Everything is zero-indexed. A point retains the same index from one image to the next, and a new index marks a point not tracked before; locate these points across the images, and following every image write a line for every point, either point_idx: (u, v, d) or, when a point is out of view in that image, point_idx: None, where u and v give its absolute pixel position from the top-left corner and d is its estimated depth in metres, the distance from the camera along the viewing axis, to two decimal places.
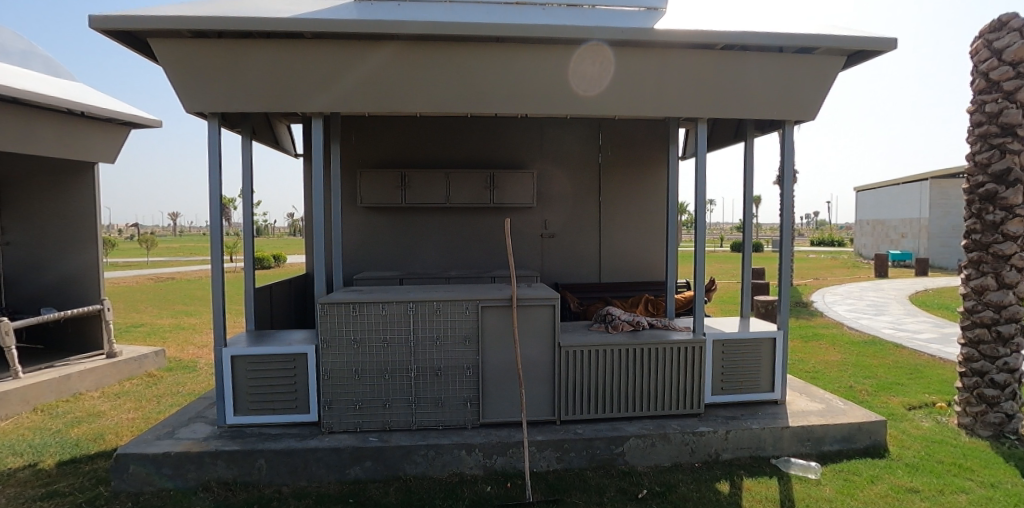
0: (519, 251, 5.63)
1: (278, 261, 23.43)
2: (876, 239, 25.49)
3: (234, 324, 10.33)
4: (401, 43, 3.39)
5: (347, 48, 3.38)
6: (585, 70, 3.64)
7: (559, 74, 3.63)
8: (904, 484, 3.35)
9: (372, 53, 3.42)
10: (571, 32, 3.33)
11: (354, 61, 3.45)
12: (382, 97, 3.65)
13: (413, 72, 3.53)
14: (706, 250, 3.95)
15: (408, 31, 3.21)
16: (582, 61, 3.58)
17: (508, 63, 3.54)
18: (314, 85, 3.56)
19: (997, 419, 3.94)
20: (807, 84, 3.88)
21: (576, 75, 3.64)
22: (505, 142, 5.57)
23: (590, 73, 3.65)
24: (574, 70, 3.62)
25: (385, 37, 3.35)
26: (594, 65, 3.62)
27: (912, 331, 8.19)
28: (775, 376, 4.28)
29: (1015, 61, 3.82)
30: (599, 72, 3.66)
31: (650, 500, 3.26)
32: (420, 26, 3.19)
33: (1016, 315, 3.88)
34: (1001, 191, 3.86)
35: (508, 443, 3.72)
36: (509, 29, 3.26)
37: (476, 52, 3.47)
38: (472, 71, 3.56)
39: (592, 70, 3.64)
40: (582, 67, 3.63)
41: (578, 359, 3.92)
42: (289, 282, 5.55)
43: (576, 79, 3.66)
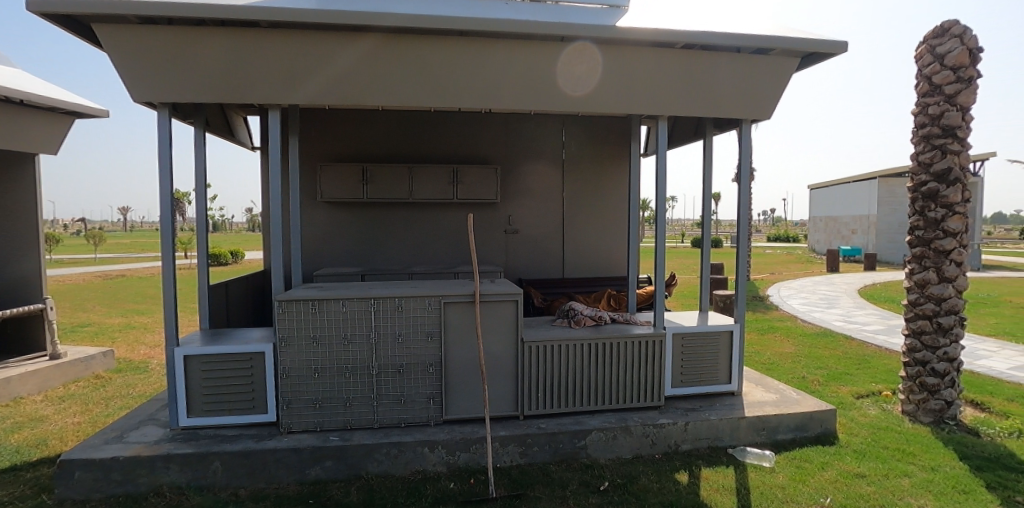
0: (483, 248, 5.60)
1: (236, 259, 22.75)
2: (827, 236, 26.56)
3: (188, 323, 9.93)
4: (379, 36, 3.35)
5: (320, 39, 3.31)
6: (573, 71, 3.69)
7: (533, 70, 3.64)
8: (852, 470, 3.60)
9: (348, 44, 3.35)
10: (541, 28, 3.34)
11: (316, 52, 3.36)
12: (349, 92, 3.58)
13: (385, 66, 3.48)
14: (666, 245, 3.96)
15: (388, 22, 3.17)
16: (570, 61, 3.63)
17: (471, 58, 3.52)
18: (280, 78, 3.47)
19: (938, 406, 4.12)
20: (765, 84, 3.98)
21: (564, 75, 3.69)
22: (470, 137, 5.53)
23: (577, 72, 3.70)
24: (562, 70, 3.66)
25: (364, 29, 3.30)
26: (581, 64, 3.66)
27: (861, 323, 8.56)
28: (732, 368, 4.37)
29: (956, 66, 3.96)
30: (587, 70, 3.70)
31: (612, 492, 3.39)
32: (400, 17, 3.14)
33: (955, 307, 4.05)
34: (942, 190, 4.02)
35: (472, 440, 3.74)
36: (488, 24, 3.25)
37: (438, 45, 3.42)
38: (435, 65, 3.51)
39: (580, 68, 3.68)
40: (569, 67, 3.67)
41: (540, 355, 3.93)
42: (246, 279, 5.36)
43: (563, 78, 3.70)
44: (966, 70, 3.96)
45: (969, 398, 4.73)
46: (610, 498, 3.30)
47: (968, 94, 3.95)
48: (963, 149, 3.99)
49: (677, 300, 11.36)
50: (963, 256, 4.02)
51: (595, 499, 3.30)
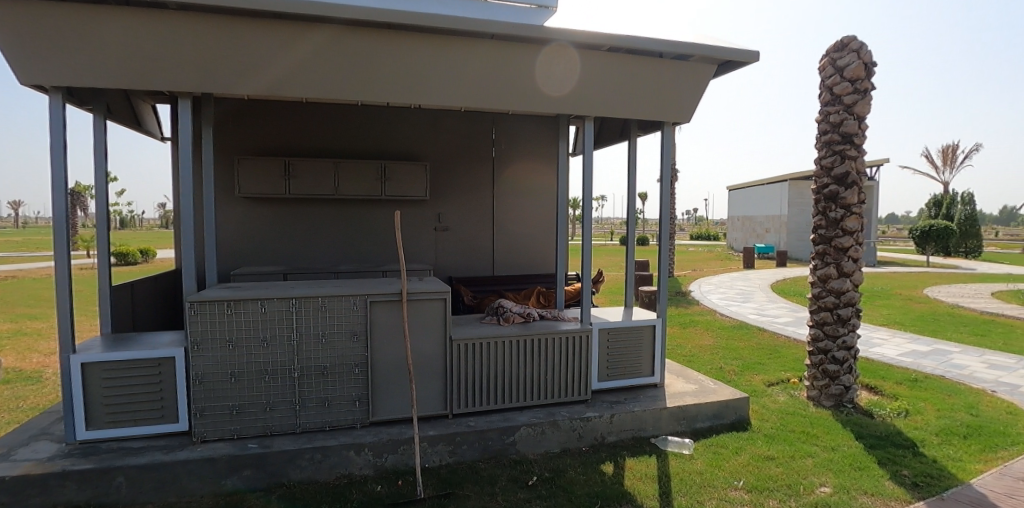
0: (412, 245, 5.51)
1: (148, 258, 21.17)
2: (744, 234, 28.32)
3: (87, 327, 9.10)
4: (335, 28, 3.26)
5: (271, 28, 3.17)
6: (552, 70, 3.83)
7: (473, 68, 3.67)
8: (763, 453, 3.87)
9: (306, 34, 3.24)
10: (477, 26, 3.34)
11: (242, 39, 3.19)
12: (275, 81, 3.45)
13: (339, 60, 3.41)
14: (592, 243, 4.13)
15: (336, 13, 3.08)
16: (548, 63, 3.77)
17: (399, 52, 3.45)
18: (217, 65, 3.29)
19: (838, 390, 4.48)
20: (683, 88, 4.20)
21: (543, 75, 3.83)
22: (401, 132, 5.44)
23: (555, 74, 3.85)
24: (541, 71, 3.80)
25: (321, 19, 3.20)
26: (559, 66, 3.81)
27: (772, 315, 9.17)
28: (654, 362, 4.55)
29: (854, 78, 4.29)
30: (565, 72, 3.87)
31: (540, 486, 3.44)
32: (349, 9, 3.07)
33: (852, 300, 4.41)
34: (842, 192, 4.35)
35: (399, 441, 3.69)
36: (437, 21, 3.24)
37: (365, 37, 3.32)
38: (362, 57, 3.42)
39: (558, 70, 3.84)
40: (549, 68, 3.82)
41: (468, 353, 3.95)
42: (154, 280, 4.99)
43: (542, 79, 3.84)
44: (862, 82, 4.30)
45: (864, 383, 5.22)
46: (538, 492, 3.34)
47: (864, 104, 4.29)
48: (859, 155, 4.34)
49: (606, 296, 11.67)
50: (858, 253, 4.38)
51: (524, 493, 3.33)
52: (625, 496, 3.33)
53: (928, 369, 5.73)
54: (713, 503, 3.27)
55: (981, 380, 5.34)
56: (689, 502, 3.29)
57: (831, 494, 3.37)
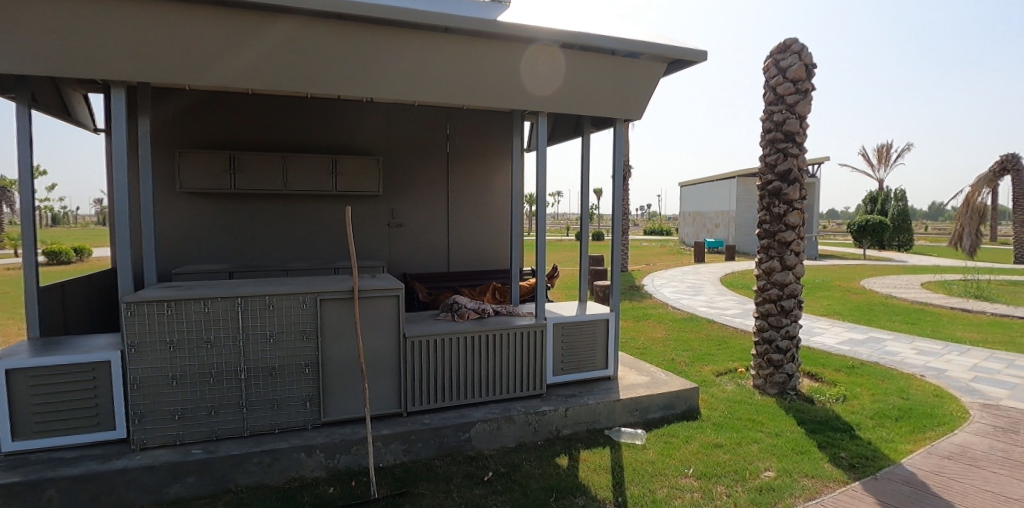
0: (365, 241, 5.42)
1: (81, 257, 19.96)
2: (695, 229, 29.23)
3: (4, 332, 8.44)
4: (287, 19, 3.14)
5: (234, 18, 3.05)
6: (538, 70, 3.94)
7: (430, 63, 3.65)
8: (712, 441, 4.01)
9: (271, 26, 3.14)
10: (432, 19, 3.31)
11: (185, 26, 3.01)
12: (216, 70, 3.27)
13: (314, 52, 3.33)
14: (546, 238, 4.28)
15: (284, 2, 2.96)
16: (533, 61, 3.86)
17: (351, 44, 3.36)
18: (170, 56, 3.13)
19: (781, 379, 4.67)
20: (634, 86, 4.29)
21: (527, 73, 3.92)
22: (354, 127, 5.34)
23: (539, 71, 3.94)
24: (525, 69, 3.89)
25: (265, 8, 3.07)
26: (543, 65, 3.92)
27: (721, 308, 9.51)
28: (608, 355, 4.64)
29: (795, 79, 4.47)
30: (550, 70, 3.97)
31: (495, 481, 3.45)
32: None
33: (794, 292, 4.60)
34: (784, 188, 4.53)
35: (352, 441, 3.64)
36: (398, 13, 3.21)
37: (314, 28, 3.21)
38: (311, 48, 3.30)
39: (543, 69, 3.93)
40: (534, 67, 3.92)
41: (422, 350, 3.93)
42: (86, 281, 4.70)
43: (527, 77, 3.94)
44: (803, 83, 4.48)
45: (806, 371, 5.47)
46: (493, 488, 3.36)
47: (806, 104, 4.47)
48: (801, 153, 4.52)
49: (561, 291, 11.78)
50: (800, 246, 4.58)
51: (479, 489, 3.34)
52: (579, 487, 3.39)
53: (864, 356, 6.08)
54: (663, 491, 3.37)
55: (911, 365, 5.71)
56: (640, 491, 3.37)
57: (775, 477, 3.53)
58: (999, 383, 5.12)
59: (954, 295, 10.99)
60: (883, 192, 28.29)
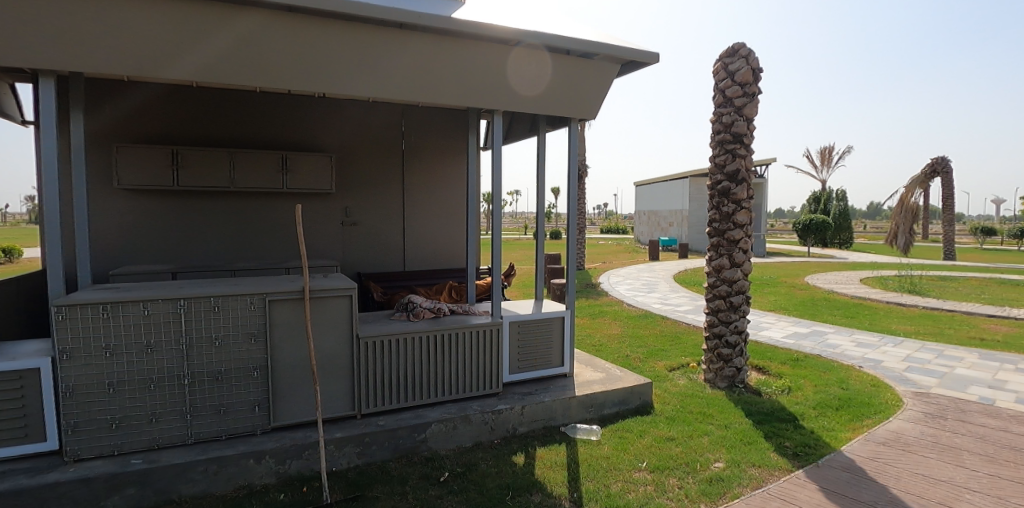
0: (316, 240, 5.34)
1: (8, 257, 18.71)
2: (650, 228, 29.91)
3: None
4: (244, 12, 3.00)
5: (202, 12, 2.93)
6: (524, 70, 4.02)
7: (388, 60, 3.56)
8: (664, 434, 4.12)
9: (238, 21, 3.02)
10: (390, 14, 3.24)
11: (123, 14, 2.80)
12: (152, 53, 3.02)
13: (285, 44, 3.22)
14: (501, 237, 4.35)
15: None
16: (520, 61, 3.95)
17: (305, 38, 3.23)
18: (128, 49, 2.95)
19: (730, 372, 4.84)
20: (588, 87, 4.34)
21: (514, 73, 4.00)
22: (307, 123, 5.25)
23: (524, 72, 4.03)
24: (513, 69, 3.97)
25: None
26: (530, 66, 4.01)
27: (674, 304, 9.78)
28: (563, 352, 4.72)
29: (743, 83, 4.62)
30: (536, 72, 4.07)
31: (451, 481, 3.44)
32: None
33: (742, 288, 4.77)
34: (733, 188, 4.69)
35: (304, 445, 3.57)
36: (362, 10, 3.13)
37: (266, 21, 3.07)
38: (263, 41, 3.15)
39: (529, 70, 4.03)
40: (520, 67, 4.00)
41: (376, 350, 3.88)
42: (11, 283, 4.40)
43: (514, 77, 4.02)
44: (750, 86, 4.64)
45: (753, 364, 5.69)
46: (449, 488, 3.35)
47: (752, 107, 4.64)
48: (748, 153, 4.69)
49: (519, 289, 11.84)
50: (748, 244, 4.75)
51: (435, 490, 3.32)
52: (535, 484, 3.41)
53: (807, 348, 6.38)
54: (617, 485, 3.43)
55: (850, 357, 6.03)
56: (595, 486, 3.42)
57: (723, 468, 3.65)
58: (928, 372, 5.47)
59: (889, 289, 11.69)
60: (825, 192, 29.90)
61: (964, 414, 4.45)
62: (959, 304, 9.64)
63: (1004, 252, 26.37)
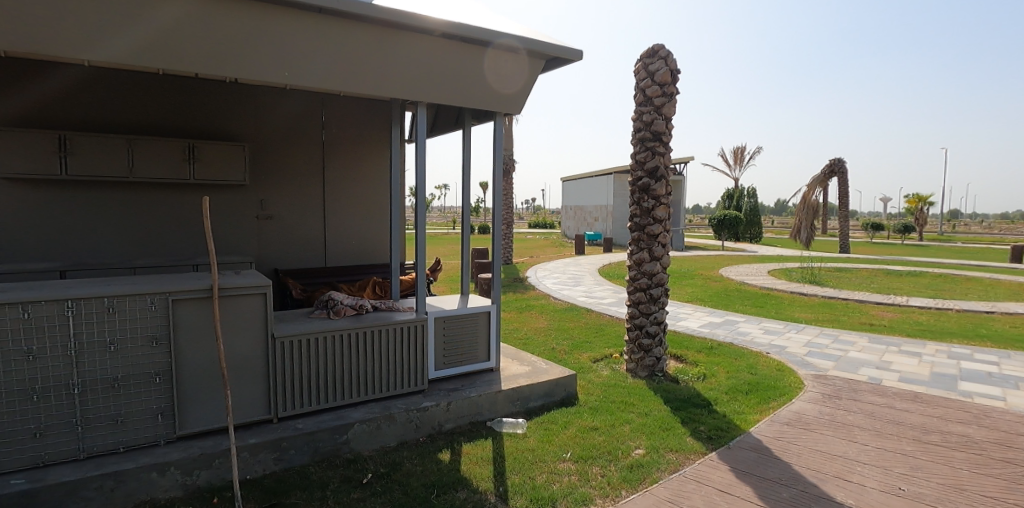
0: (229, 234, 5.06)
1: None
2: (576, 222, 30.68)
3: None
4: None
5: None
6: (501, 67, 4.21)
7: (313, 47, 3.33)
8: (588, 424, 4.22)
9: (157, 6, 2.74)
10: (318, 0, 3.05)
11: None
12: (52, 38, 2.60)
13: (221, 27, 2.96)
14: (425, 231, 4.30)
15: None
16: (497, 60, 4.15)
17: (233, 20, 2.98)
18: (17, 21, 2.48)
19: (650, 362, 5.04)
20: (514, 82, 4.34)
21: (491, 73, 4.19)
22: (215, 110, 4.95)
23: (501, 70, 4.23)
24: (491, 67, 4.16)
25: None
26: (506, 65, 4.22)
27: (599, 297, 10.09)
28: (489, 347, 4.75)
29: (662, 83, 4.81)
30: (511, 70, 4.26)
31: (374, 483, 3.33)
32: None
33: (661, 280, 4.97)
34: (652, 184, 4.87)
35: (214, 453, 3.27)
36: None
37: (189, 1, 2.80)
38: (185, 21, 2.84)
39: (506, 68, 4.23)
40: (497, 65, 4.19)
41: (294, 350, 3.69)
42: None
43: (492, 73, 4.19)
44: (668, 87, 4.84)
45: (672, 353, 5.95)
46: (372, 489, 3.23)
47: (670, 106, 4.84)
48: (666, 151, 4.88)
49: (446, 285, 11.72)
50: (666, 238, 4.95)
51: (357, 493, 3.19)
52: (461, 481, 3.37)
53: (720, 337, 6.78)
54: (543, 477, 3.46)
55: (758, 344, 6.47)
56: (521, 479, 3.42)
57: (643, 455, 3.77)
58: (825, 356, 5.96)
59: (793, 280, 12.67)
60: (737, 189, 32.00)
61: (856, 393, 4.89)
62: (851, 293, 10.65)
63: (888, 246, 29.64)
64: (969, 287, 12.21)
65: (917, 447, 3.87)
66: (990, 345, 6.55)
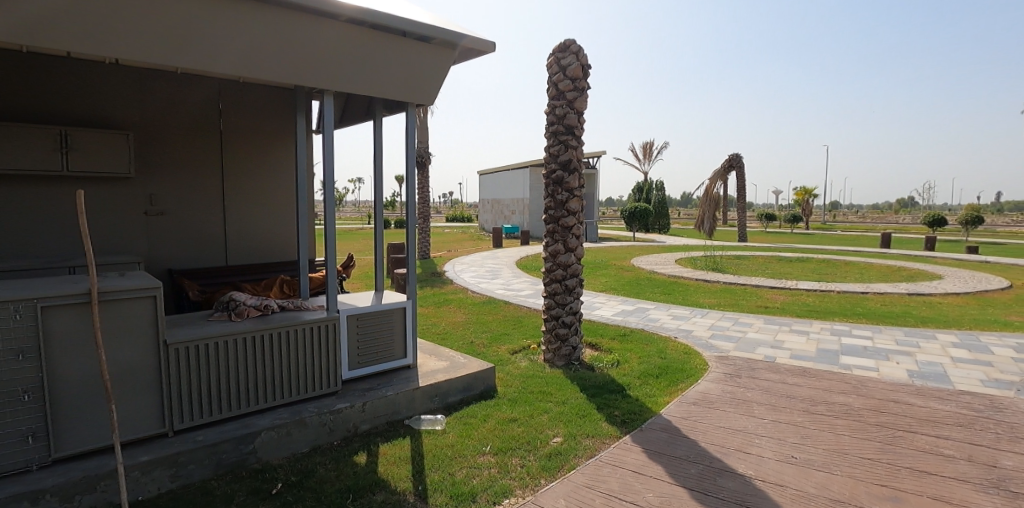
0: (110, 233, 4.65)
1: None
2: (495, 216, 30.87)
3: None
4: None
5: None
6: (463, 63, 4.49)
7: (198, 24, 3.03)
8: (507, 416, 4.25)
9: None
10: None
11: None
12: None
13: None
14: (335, 227, 4.10)
15: None
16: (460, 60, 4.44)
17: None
18: None
19: (567, 351, 5.18)
20: (427, 71, 4.29)
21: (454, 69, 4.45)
22: (91, 95, 4.48)
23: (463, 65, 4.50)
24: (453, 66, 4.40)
25: None
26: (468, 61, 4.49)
27: (517, 289, 10.23)
28: (406, 343, 4.67)
29: (573, 77, 4.93)
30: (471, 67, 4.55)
31: (284, 492, 3.13)
32: None
33: (575, 271, 5.11)
34: (566, 177, 4.98)
35: (101, 475, 2.83)
36: None
37: None
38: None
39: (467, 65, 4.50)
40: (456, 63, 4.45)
41: (190, 357, 3.37)
42: None
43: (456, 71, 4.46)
44: (579, 81, 4.97)
45: (588, 342, 6.14)
46: (281, 499, 3.04)
47: (582, 101, 4.98)
48: (578, 145, 5.01)
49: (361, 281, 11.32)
50: (580, 230, 5.09)
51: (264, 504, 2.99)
52: (377, 483, 3.25)
53: (632, 323, 7.11)
54: (462, 472, 3.42)
55: (667, 329, 6.85)
56: (440, 476, 3.37)
57: (561, 442, 3.85)
58: (727, 338, 6.41)
59: (699, 268, 13.52)
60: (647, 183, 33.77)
61: (753, 371, 5.29)
62: (749, 278, 11.59)
63: (783, 235, 32.62)
64: (846, 270, 13.69)
65: (806, 417, 4.24)
66: (863, 322, 7.37)
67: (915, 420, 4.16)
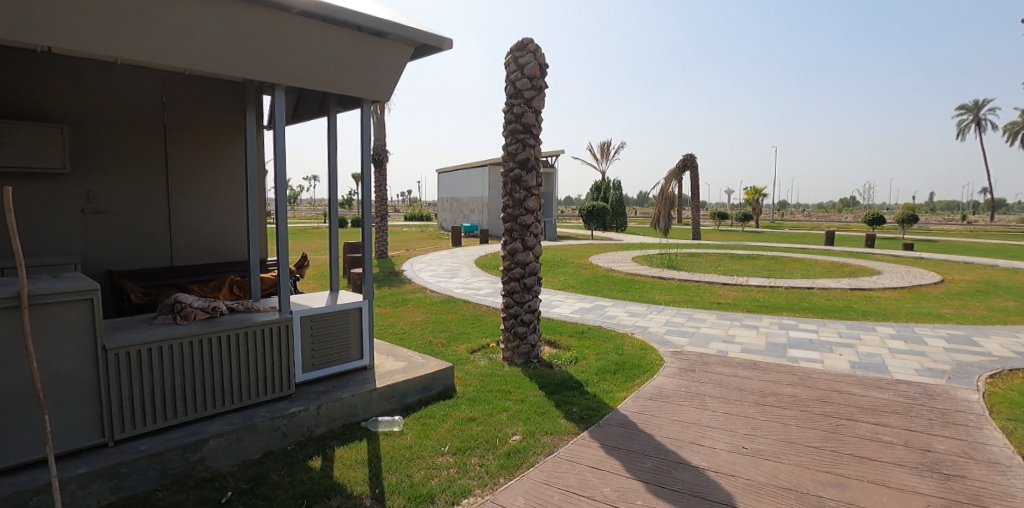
0: (44, 232, 4.42)
1: None
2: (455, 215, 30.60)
3: None
4: None
5: None
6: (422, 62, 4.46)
7: (142, 12, 2.88)
8: (465, 415, 4.24)
9: None
10: None
11: None
12: None
13: None
14: (288, 226, 3.99)
15: None
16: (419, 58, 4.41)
17: None
18: None
19: (525, 349, 5.21)
20: (384, 67, 4.23)
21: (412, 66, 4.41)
22: (21, 85, 4.20)
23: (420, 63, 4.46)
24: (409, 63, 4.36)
25: None
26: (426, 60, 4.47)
27: (476, 288, 10.20)
28: (362, 344, 4.60)
29: (531, 77, 4.97)
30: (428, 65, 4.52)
31: (235, 500, 3.02)
32: None
33: (534, 269, 5.15)
34: (524, 176, 5.02)
35: (33, 490, 2.65)
36: None
37: None
38: None
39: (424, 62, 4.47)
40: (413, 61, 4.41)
41: (132, 363, 3.19)
42: None
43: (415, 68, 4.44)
44: (537, 80, 5.01)
45: (546, 340, 6.20)
46: None
47: (539, 100, 5.02)
48: (536, 143, 5.06)
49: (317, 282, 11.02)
50: (538, 228, 5.14)
51: None
52: (333, 487, 3.19)
53: (591, 321, 7.22)
54: (420, 473, 3.39)
55: (624, 325, 6.99)
56: (397, 478, 3.33)
57: (520, 440, 3.87)
58: (682, 334, 6.59)
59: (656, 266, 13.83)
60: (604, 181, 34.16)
61: (706, 365, 5.46)
62: (704, 275, 11.95)
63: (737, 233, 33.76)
64: (794, 267, 14.31)
65: (757, 409, 4.41)
66: (809, 316, 7.72)
67: (857, 408, 4.39)
